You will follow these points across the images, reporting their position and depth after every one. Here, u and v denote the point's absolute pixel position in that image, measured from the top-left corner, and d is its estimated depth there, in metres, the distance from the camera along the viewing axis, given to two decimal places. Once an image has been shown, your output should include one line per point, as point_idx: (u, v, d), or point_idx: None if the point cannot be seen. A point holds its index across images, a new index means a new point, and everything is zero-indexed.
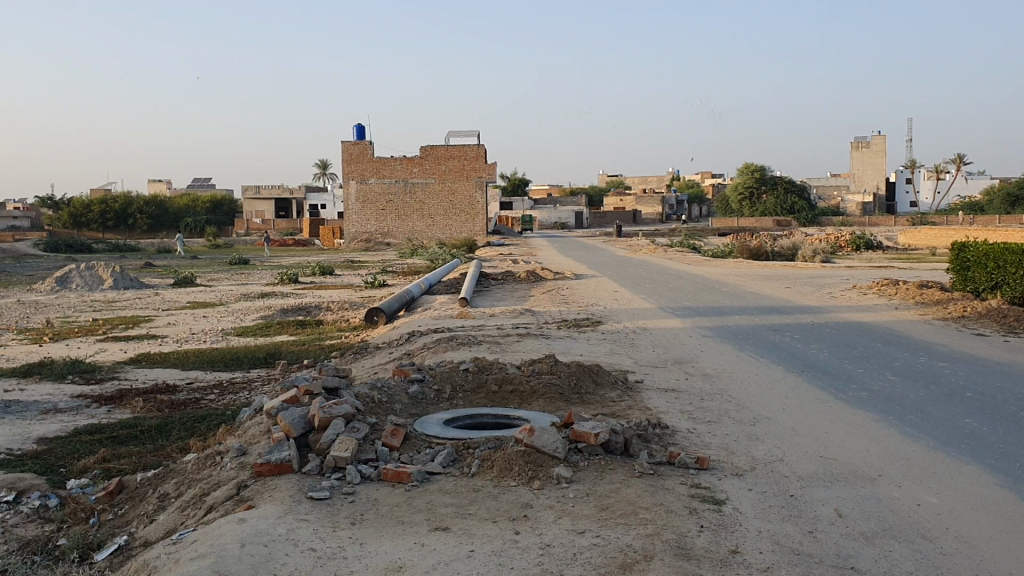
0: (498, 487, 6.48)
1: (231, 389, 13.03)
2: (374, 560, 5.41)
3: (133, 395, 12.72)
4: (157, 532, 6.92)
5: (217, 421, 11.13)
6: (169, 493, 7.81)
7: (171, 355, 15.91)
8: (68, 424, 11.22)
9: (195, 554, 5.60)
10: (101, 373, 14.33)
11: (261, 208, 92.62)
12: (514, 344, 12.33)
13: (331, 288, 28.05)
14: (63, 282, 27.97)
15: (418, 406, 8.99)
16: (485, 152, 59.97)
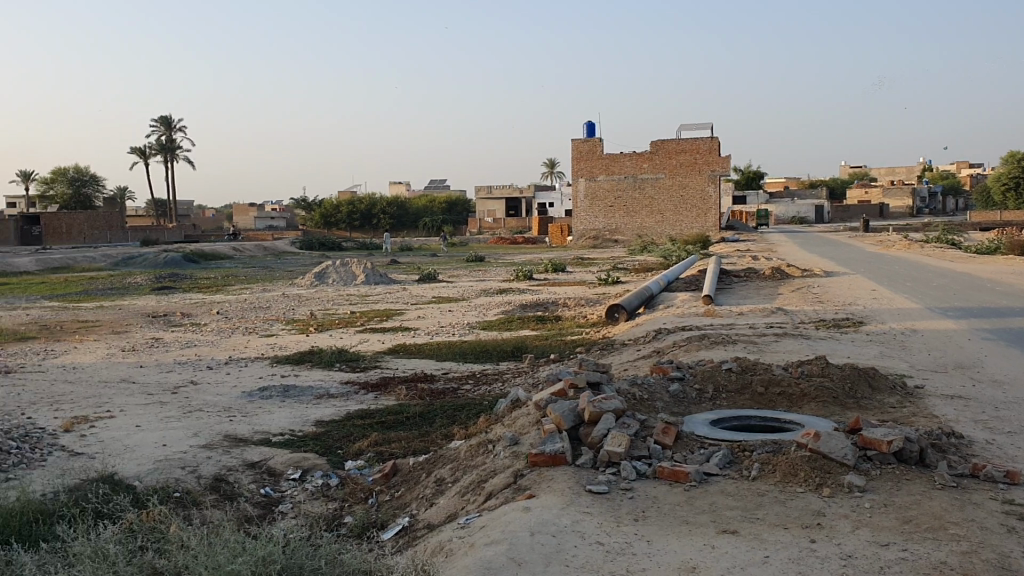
0: (784, 493, 6.22)
1: (485, 380, 13.50)
2: (665, 559, 5.34)
3: (396, 383, 13.45)
4: (439, 515, 7.20)
5: (476, 410, 11.52)
6: (445, 477, 8.12)
7: (425, 346, 16.69)
8: (340, 408, 12.02)
9: (489, 540, 5.76)
10: (364, 362, 15.23)
11: (493, 207, 95.50)
12: (773, 345, 11.84)
13: (566, 285, 28.25)
14: (321, 277, 30.14)
15: (680, 405, 8.83)
16: (720, 145, 58.43)
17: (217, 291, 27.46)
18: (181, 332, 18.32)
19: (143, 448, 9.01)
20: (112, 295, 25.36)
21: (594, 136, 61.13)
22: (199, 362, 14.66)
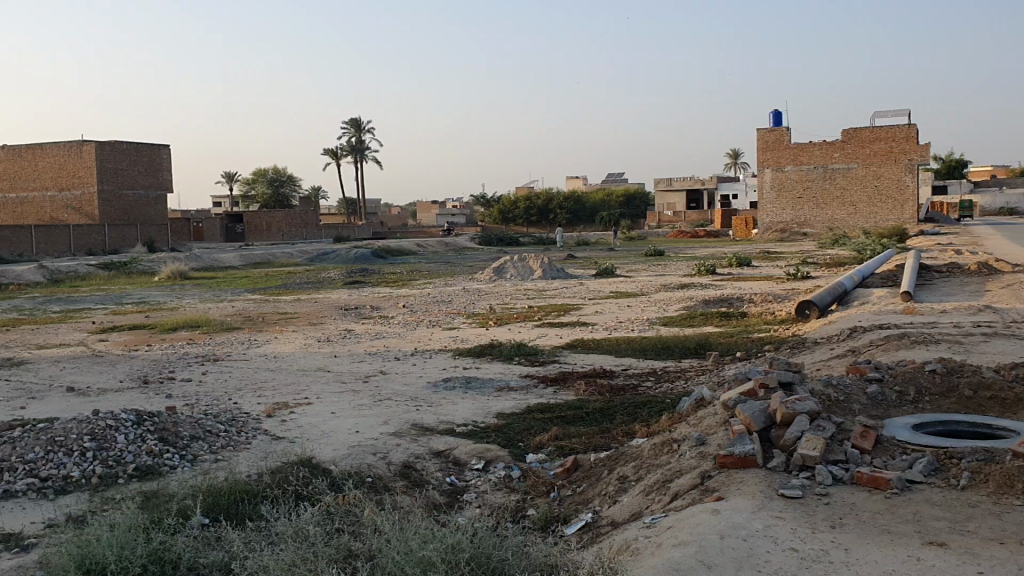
0: (1000, 505, 5.77)
1: (666, 377, 13.32)
2: (866, 570, 5.06)
3: (576, 378, 13.48)
4: (624, 513, 7.12)
5: (657, 407, 11.37)
6: (628, 475, 8.01)
7: (604, 341, 16.65)
8: (521, 402, 12.15)
9: (677, 541, 5.66)
10: (544, 356, 15.37)
11: (673, 200, 94.15)
12: (982, 345, 11.01)
13: (750, 280, 27.49)
14: (501, 272, 30.70)
15: (879, 408, 8.36)
16: (919, 132, 55.17)
17: (403, 285, 28.50)
18: (370, 324, 19.11)
19: (336, 435, 9.41)
20: (308, 289, 26.80)
21: (780, 125, 59.08)
22: (387, 353, 15.24)
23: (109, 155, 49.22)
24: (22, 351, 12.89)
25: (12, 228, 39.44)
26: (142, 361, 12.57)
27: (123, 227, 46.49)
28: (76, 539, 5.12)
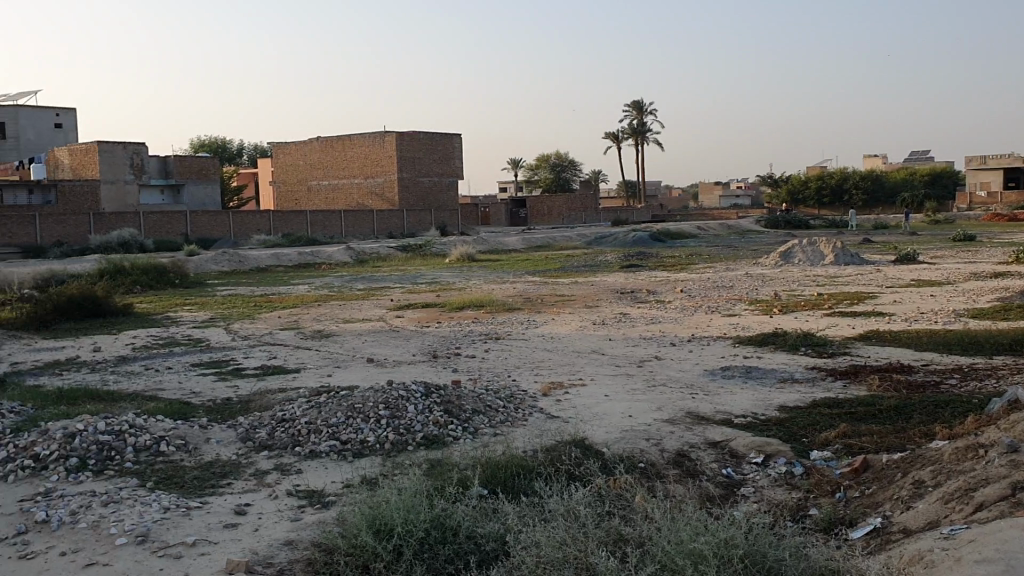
0: None
1: (974, 376, 12.03)
2: None
3: (868, 371, 12.51)
4: (918, 522, 6.38)
5: (962, 408, 10.26)
6: (925, 480, 7.00)
7: (901, 334, 15.35)
8: (806, 395, 11.17)
9: (981, 557, 5.04)
10: (833, 347, 14.40)
11: (986, 179, 85.38)
12: None
13: None
14: (787, 257, 29.35)
15: None
16: None
17: (683, 269, 28.07)
18: (648, 309, 18.92)
19: (609, 418, 9.27)
20: (588, 272, 27.11)
21: None
22: (665, 339, 15.01)
23: (407, 144, 52.75)
24: (330, 324, 14.10)
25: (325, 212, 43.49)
26: (432, 337, 13.25)
27: (419, 211, 49.73)
28: (367, 500, 4.82)
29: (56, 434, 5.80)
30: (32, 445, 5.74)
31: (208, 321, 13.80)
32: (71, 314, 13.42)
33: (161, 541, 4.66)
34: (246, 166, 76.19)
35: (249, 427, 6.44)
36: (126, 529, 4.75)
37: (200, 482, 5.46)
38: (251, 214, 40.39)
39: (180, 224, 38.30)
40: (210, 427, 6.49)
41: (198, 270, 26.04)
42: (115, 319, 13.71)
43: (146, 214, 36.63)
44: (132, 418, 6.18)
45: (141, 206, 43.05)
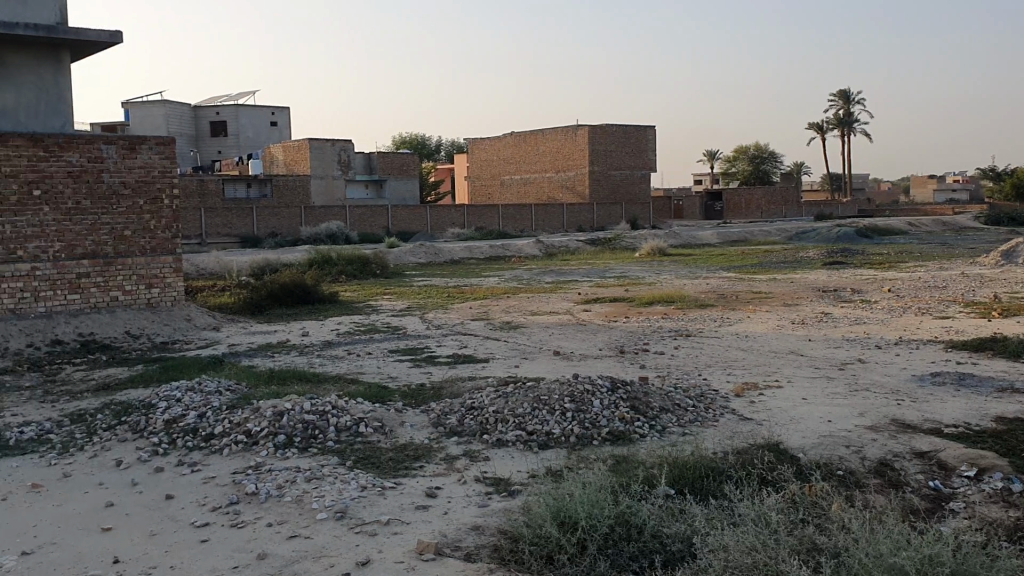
0: None
1: None
2: None
3: None
4: None
5: None
6: None
7: None
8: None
9: None
10: None
11: None
12: None
13: None
14: (1011, 256, 26.98)
15: None
16: None
17: (890, 268, 26.44)
18: (851, 308, 17.95)
19: (813, 406, 8.89)
20: (786, 268, 26.07)
21: None
22: (868, 341, 14.17)
23: (601, 137, 52.51)
24: (521, 316, 14.29)
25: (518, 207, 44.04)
26: (620, 332, 13.15)
27: (609, 205, 49.70)
28: (552, 492, 4.84)
29: (267, 412, 6.21)
30: (244, 421, 6.18)
31: (405, 310, 14.35)
32: (285, 299, 14.35)
33: (357, 518, 4.89)
34: (445, 161, 78.84)
35: (441, 413, 6.64)
36: (327, 505, 5.01)
37: (395, 464, 5.68)
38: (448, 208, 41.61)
39: (382, 217, 40.15)
40: (405, 411, 6.75)
41: (399, 261, 27.17)
42: (322, 305, 14.53)
43: (351, 208, 38.54)
44: (334, 399, 6.51)
45: (347, 199, 45.53)
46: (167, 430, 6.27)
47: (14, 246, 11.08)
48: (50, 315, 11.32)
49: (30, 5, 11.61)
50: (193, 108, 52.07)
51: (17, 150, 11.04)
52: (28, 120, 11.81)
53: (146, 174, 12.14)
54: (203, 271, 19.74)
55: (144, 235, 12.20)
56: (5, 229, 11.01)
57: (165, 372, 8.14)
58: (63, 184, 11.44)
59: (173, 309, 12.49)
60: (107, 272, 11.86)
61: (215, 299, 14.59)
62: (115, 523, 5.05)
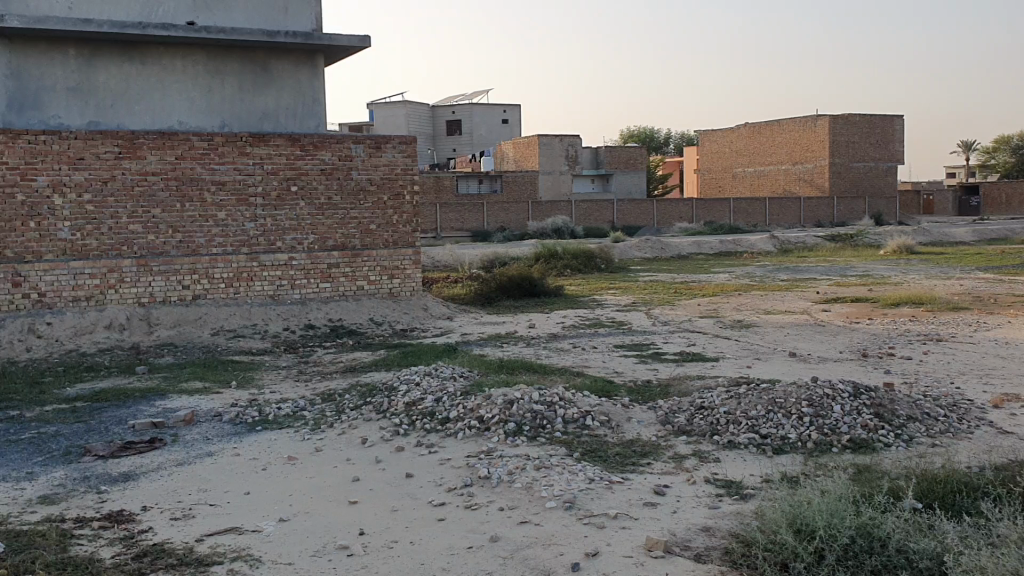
0: None
1: None
2: None
3: None
4: None
5: None
6: None
7: None
8: None
9: None
10: None
11: None
12: None
13: None
14: None
15: None
16: None
17: None
18: None
19: None
20: None
21: None
22: None
23: (842, 128, 50.04)
24: (753, 315, 13.84)
25: (750, 199, 43.43)
26: (862, 335, 12.42)
27: (851, 200, 47.16)
28: (788, 499, 4.68)
29: (498, 400, 6.40)
30: (477, 407, 6.41)
31: (633, 305, 14.31)
32: (514, 292, 14.73)
33: (586, 510, 4.94)
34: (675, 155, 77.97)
35: (670, 411, 6.57)
36: (556, 494, 5.09)
37: (623, 458, 5.68)
38: (675, 202, 41.46)
39: (608, 211, 40.31)
40: (632, 407, 6.74)
41: (624, 256, 27.14)
42: (550, 299, 14.76)
43: (578, 202, 39.21)
44: (563, 391, 6.60)
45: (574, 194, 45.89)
46: (406, 412, 6.62)
47: (274, 238, 12.19)
48: (304, 302, 12.31)
49: (290, 14, 12.67)
50: (429, 108, 54.40)
51: (277, 149, 12.09)
52: (287, 121, 12.84)
53: (391, 172, 12.79)
54: (437, 264, 20.66)
55: (387, 228, 12.87)
56: (266, 222, 12.12)
57: (405, 357, 8.60)
58: (316, 181, 12.36)
59: (413, 298, 13.06)
60: (353, 263, 12.67)
61: (449, 291, 15.23)
62: (360, 497, 5.40)
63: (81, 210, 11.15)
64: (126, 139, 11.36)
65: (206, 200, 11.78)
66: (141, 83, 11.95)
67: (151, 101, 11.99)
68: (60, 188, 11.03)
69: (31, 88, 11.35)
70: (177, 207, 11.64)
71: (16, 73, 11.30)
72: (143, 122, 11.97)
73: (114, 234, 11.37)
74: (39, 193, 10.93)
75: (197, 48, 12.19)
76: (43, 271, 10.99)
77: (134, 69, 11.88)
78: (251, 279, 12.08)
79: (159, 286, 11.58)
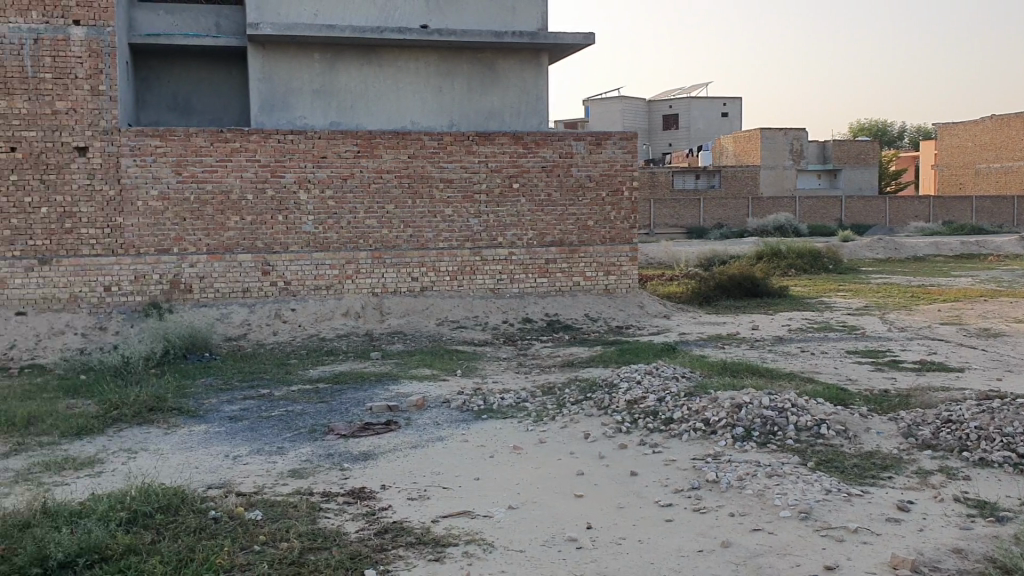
0: None
1: None
2: None
3: None
4: None
5: None
6: None
7: None
8: None
9: None
10: None
11: None
12: None
13: None
14: None
15: None
16: None
17: None
18: None
19: None
20: None
21: None
22: None
23: None
24: (1002, 323, 12.77)
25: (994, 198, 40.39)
26: None
27: None
28: None
29: (725, 403, 6.30)
30: (703, 409, 6.33)
31: (863, 309, 13.61)
32: (733, 293, 14.43)
33: (823, 521, 4.75)
34: (906, 150, 73.52)
35: (912, 423, 6.19)
36: (790, 503, 4.93)
37: (861, 471, 5.42)
38: (909, 200, 39.23)
39: (836, 210, 38.88)
40: (871, 417, 6.41)
41: (851, 256, 25.86)
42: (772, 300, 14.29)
43: (800, 198, 37.84)
44: (794, 397, 6.38)
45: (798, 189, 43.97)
46: (628, 409, 6.64)
47: (497, 233, 12.53)
48: (522, 296, 12.60)
49: (517, 14, 12.97)
50: (645, 103, 53.78)
51: (502, 147, 12.42)
52: (510, 119, 13.17)
53: (610, 168, 12.82)
54: (652, 262, 20.54)
55: (605, 225, 12.90)
56: (490, 217, 12.49)
57: (623, 354, 8.61)
58: (538, 177, 12.58)
59: (629, 296, 13.06)
60: (571, 259, 12.82)
61: (665, 289, 15.13)
62: (586, 491, 5.46)
63: (323, 205, 11.97)
64: (364, 139, 12.04)
65: (435, 197, 12.29)
66: (376, 84, 12.64)
67: (386, 102, 12.68)
68: (305, 184, 11.88)
69: (282, 92, 12.30)
70: (408, 202, 12.22)
71: (269, 77, 12.28)
72: (379, 121, 12.68)
73: (352, 228, 12.10)
74: (287, 189, 11.84)
75: (429, 50, 12.76)
76: (288, 261, 11.89)
77: (372, 72, 12.60)
78: (473, 273, 12.49)
79: (389, 278, 12.22)
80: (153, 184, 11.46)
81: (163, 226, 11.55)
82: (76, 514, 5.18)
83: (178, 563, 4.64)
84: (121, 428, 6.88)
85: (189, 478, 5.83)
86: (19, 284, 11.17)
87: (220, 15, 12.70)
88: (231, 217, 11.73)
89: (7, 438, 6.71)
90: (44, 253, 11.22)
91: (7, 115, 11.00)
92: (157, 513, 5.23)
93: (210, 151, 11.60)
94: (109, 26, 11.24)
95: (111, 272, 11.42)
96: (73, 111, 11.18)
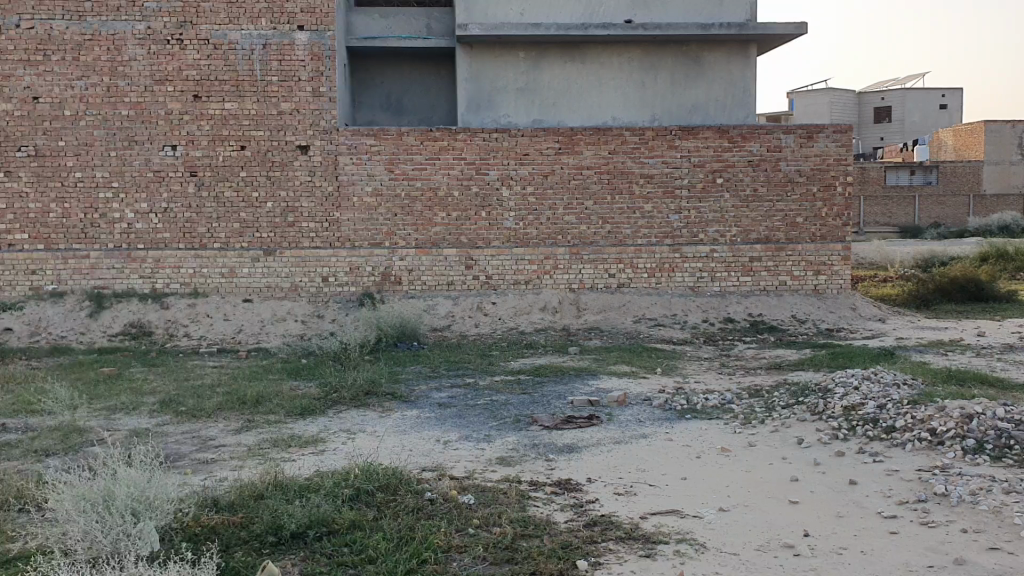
0: None
1: None
2: None
3: None
4: None
5: None
6: None
7: None
8: None
9: None
10: None
11: None
12: None
13: None
14: None
15: None
16: None
17: None
18: None
19: None
20: None
21: None
22: None
23: None
24: None
25: None
26: None
27: None
28: None
29: (954, 413, 5.94)
30: (929, 418, 5.99)
31: None
32: (955, 296, 13.57)
33: None
34: None
35: None
36: None
37: None
38: None
39: None
40: None
41: None
42: (1000, 305, 13.32)
43: None
44: None
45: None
46: (845, 415, 6.39)
47: (697, 230, 12.34)
48: (723, 295, 12.35)
49: (725, 5, 12.71)
50: (856, 95, 50.13)
51: (705, 142, 12.22)
52: (715, 113, 12.93)
53: (823, 163, 12.34)
54: (863, 262, 19.66)
55: (814, 222, 12.44)
56: (690, 214, 12.31)
57: (835, 358, 8.29)
58: (743, 172, 12.30)
59: (839, 297, 12.53)
60: (777, 258, 12.45)
61: (877, 290, 14.45)
62: (802, 497, 5.28)
63: (524, 201, 12.20)
64: (566, 136, 12.16)
65: (636, 193, 12.25)
66: (578, 81, 12.75)
67: (588, 99, 12.76)
68: (507, 181, 12.15)
69: (487, 91, 12.63)
70: (608, 198, 12.25)
71: (474, 76, 12.64)
72: (581, 118, 12.79)
73: (552, 224, 12.26)
74: (490, 185, 12.15)
75: (630, 46, 12.72)
76: (491, 256, 12.21)
77: (574, 70, 12.71)
78: (672, 270, 12.37)
79: (587, 274, 12.30)
80: (367, 181, 12.06)
81: (375, 221, 12.13)
82: (305, 488, 5.52)
83: (400, 540, 4.85)
84: (341, 410, 7.30)
85: (406, 460, 6.09)
86: (246, 274, 12.03)
87: (431, 16, 13.19)
88: (437, 213, 12.16)
89: (242, 415, 7.26)
90: (269, 245, 12.04)
91: (239, 116, 11.88)
92: (378, 492, 5.50)
93: (419, 150, 12.07)
94: (329, 30, 11.92)
95: (328, 264, 12.11)
96: (297, 111, 11.94)
